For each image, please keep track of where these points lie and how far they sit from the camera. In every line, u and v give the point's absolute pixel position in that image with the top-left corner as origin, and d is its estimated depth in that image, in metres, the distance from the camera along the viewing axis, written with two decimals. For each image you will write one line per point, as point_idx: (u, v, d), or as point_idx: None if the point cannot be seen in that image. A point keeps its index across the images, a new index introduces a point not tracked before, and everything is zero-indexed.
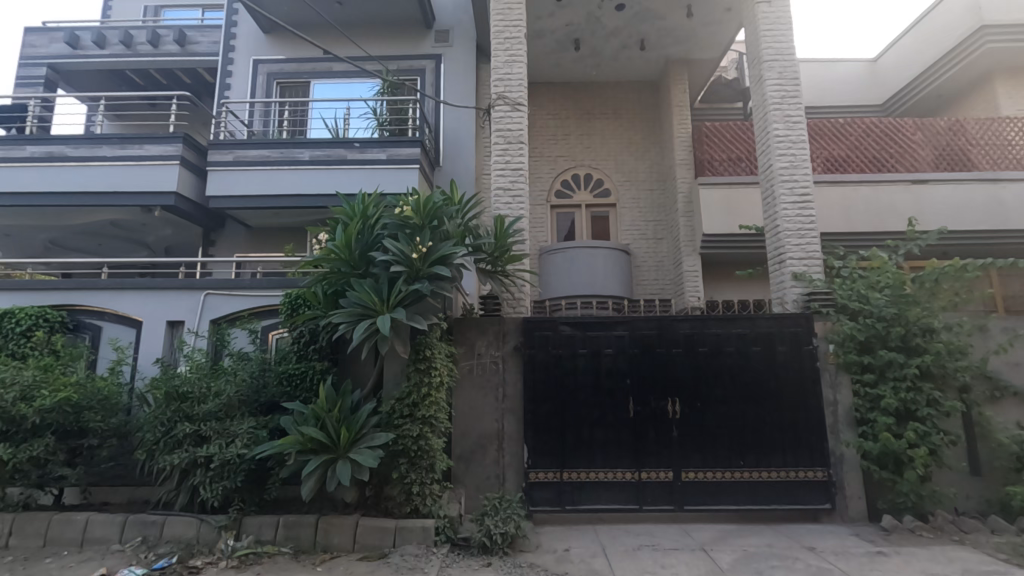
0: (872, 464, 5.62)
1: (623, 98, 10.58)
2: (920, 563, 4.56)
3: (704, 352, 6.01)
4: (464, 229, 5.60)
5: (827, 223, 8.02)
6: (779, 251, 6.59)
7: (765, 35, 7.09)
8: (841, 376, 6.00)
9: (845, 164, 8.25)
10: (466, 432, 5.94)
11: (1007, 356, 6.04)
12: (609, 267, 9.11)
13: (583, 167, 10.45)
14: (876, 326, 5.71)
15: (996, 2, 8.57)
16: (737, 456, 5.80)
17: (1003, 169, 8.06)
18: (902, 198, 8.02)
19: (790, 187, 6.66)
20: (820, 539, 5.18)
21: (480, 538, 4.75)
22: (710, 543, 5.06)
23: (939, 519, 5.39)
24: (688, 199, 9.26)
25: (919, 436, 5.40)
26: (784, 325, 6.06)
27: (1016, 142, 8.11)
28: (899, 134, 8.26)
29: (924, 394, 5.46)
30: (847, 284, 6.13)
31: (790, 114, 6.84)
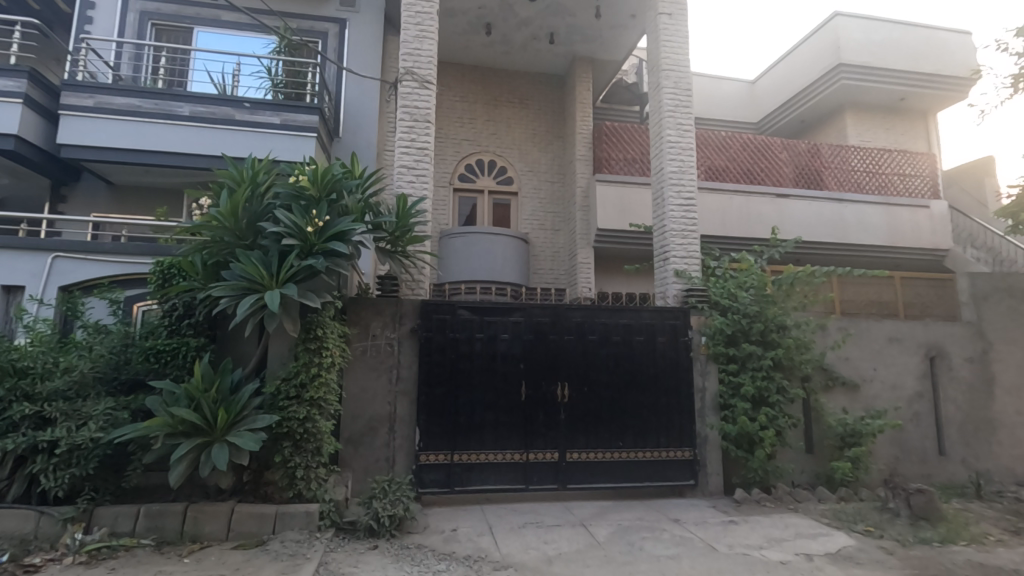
0: (730, 444, 6.31)
1: (530, 89, 10.74)
2: (763, 529, 5.22)
3: (593, 339, 6.33)
4: (365, 206, 5.38)
5: (706, 226, 8.77)
6: (664, 249, 7.10)
7: (664, 45, 7.54)
8: (709, 365, 6.61)
9: (724, 174, 9.08)
10: (357, 414, 5.80)
11: (841, 352, 7.02)
12: (507, 254, 9.26)
13: (488, 154, 10.49)
14: (742, 321, 6.39)
15: (852, 45, 9.81)
16: (617, 438, 6.22)
17: (847, 191, 9.31)
18: (769, 209, 8.98)
19: (678, 190, 7.18)
20: (683, 512, 5.74)
21: (367, 521, 4.67)
22: (590, 519, 5.40)
23: (780, 491, 6.20)
24: (585, 194, 9.65)
25: (769, 419, 6.15)
26: (665, 317, 6.57)
27: (858, 168, 9.41)
28: (769, 152, 9.22)
29: (775, 383, 6.22)
30: (720, 282, 6.77)
31: (682, 122, 7.35)
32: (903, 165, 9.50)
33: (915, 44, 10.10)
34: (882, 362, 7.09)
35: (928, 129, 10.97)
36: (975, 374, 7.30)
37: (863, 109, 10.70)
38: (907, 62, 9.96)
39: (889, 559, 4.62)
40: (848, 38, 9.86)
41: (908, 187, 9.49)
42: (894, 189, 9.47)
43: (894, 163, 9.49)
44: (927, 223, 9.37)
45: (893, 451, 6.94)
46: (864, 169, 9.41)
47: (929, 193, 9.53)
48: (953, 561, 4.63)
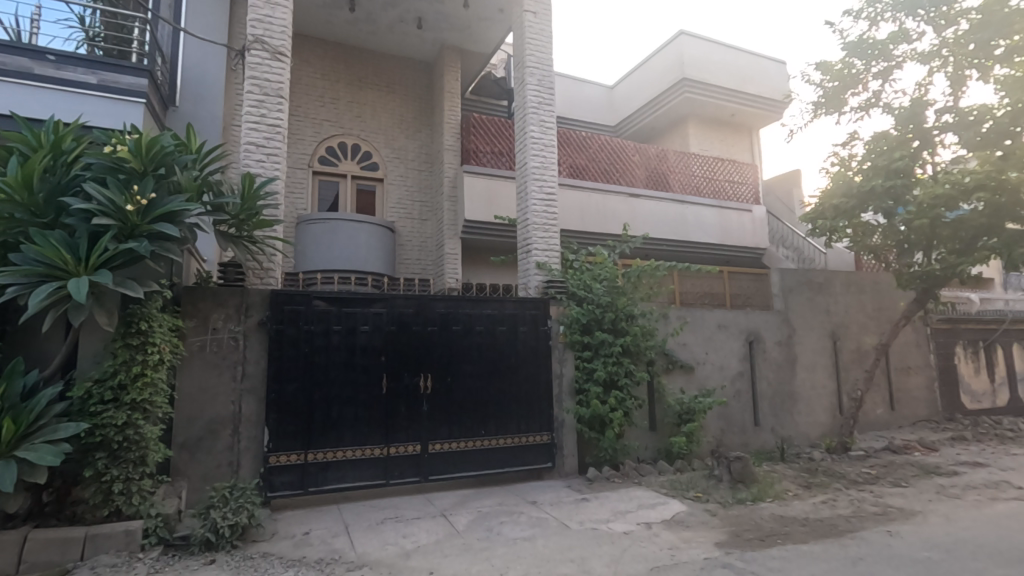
0: (584, 426, 6.72)
1: (397, 74, 10.43)
2: (611, 503, 5.65)
3: (456, 330, 6.34)
4: (202, 184, 4.82)
5: (567, 221, 9.20)
6: (527, 241, 7.31)
7: (529, 42, 7.73)
8: (567, 353, 6.96)
9: (584, 172, 9.60)
10: (194, 416, 5.21)
11: (680, 339, 7.81)
12: (372, 243, 8.91)
13: (352, 137, 9.99)
14: (596, 311, 6.82)
15: (694, 62, 10.89)
16: (479, 426, 6.32)
17: (688, 193, 10.35)
18: (622, 207, 9.67)
19: (540, 185, 7.43)
20: (540, 493, 6.00)
21: (203, 534, 4.22)
22: (450, 509, 5.42)
23: (626, 467, 6.75)
24: (453, 184, 9.62)
25: (618, 401, 6.65)
26: (526, 308, 6.78)
27: (697, 173, 10.49)
28: (623, 155, 9.93)
29: (624, 368, 6.74)
30: (577, 274, 7.15)
31: (544, 119, 7.61)
32: (732, 173, 10.77)
33: (744, 67, 11.48)
34: (712, 346, 8.01)
35: (753, 143, 12.56)
36: (783, 355, 8.55)
37: (702, 121, 11.95)
38: (736, 82, 11.29)
39: (712, 520, 5.25)
40: (690, 56, 10.93)
41: (735, 193, 10.80)
42: (725, 194, 10.72)
43: (725, 171, 10.72)
44: (750, 225, 10.73)
45: (720, 425, 7.90)
46: (702, 174, 10.52)
47: (751, 199, 10.93)
48: (761, 516, 5.39)
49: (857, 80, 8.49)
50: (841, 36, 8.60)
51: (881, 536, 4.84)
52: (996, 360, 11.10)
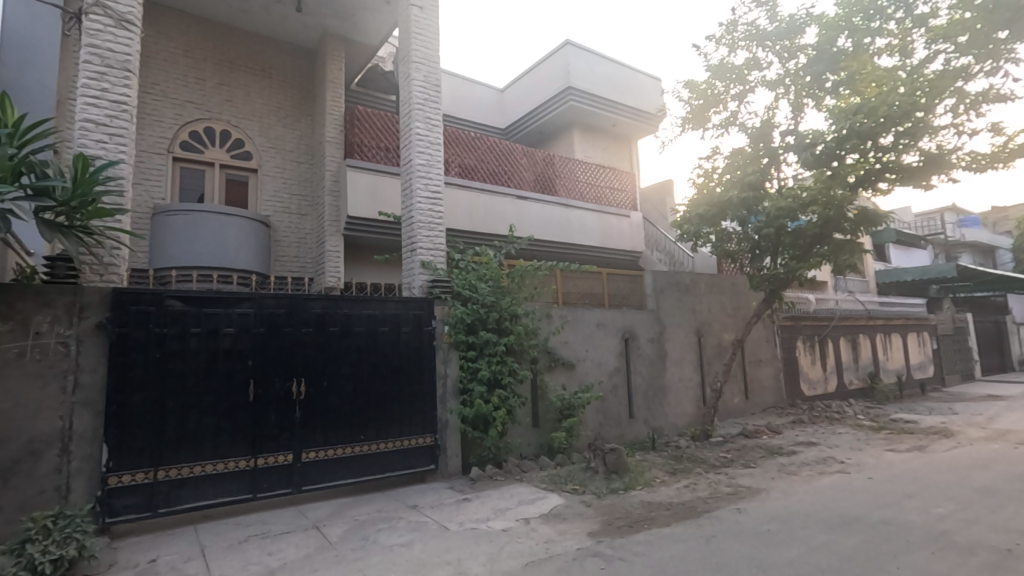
0: (468, 427, 6.71)
1: (274, 58, 9.74)
2: (492, 501, 5.70)
3: (334, 331, 6.03)
4: (20, 164, 4.12)
5: (454, 220, 9.14)
6: (411, 240, 7.13)
7: (415, 37, 7.58)
8: (451, 353, 6.89)
9: (471, 172, 9.61)
10: (8, 437, 4.44)
11: (562, 337, 8.08)
12: (243, 239, 8.23)
13: (220, 122, 9.14)
14: (480, 310, 6.83)
15: (578, 72, 11.35)
16: (358, 431, 6.07)
17: (572, 198, 10.75)
18: (509, 209, 9.82)
19: (425, 183, 7.30)
20: (422, 497, 5.89)
21: (15, 573, 3.58)
22: (324, 520, 5.14)
23: (509, 464, 6.84)
24: (335, 178, 9.18)
25: (501, 400, 6.72)
26: (409, 308, 6.63)
27: (580, 179, 10.94)
28: (510, 157, 10.09)
29: (507, 367, 6.82)
30: (462, 274, 7.11)
31: (430, 117, 7.50)
32: (613, 181, 11.37)
33: (624, 81, 12.18)
34: (592, 344, 8.39)
35: (631, 153, 13.37)
36: (655, 351, 9.18)
37: (586, 129, 12.49)
38: (617, 95, 11.96)
39: (586, 510, 5.49)
40: (575, 66, 11.37)
41: (615, 199, 11.41)
42: (606, 200, 11.30)
43: (606, 178, 11.30)
44: (628, 230, 11.38)
45: (598, 419, 8.29)
46: (585, 180, 10.99)
47: (629, 206, 11.62)
48: (631, 504, 5.73)
49: (718, 100, 9.35)
50: (705, 59, 9.43)
51: (731, 514, 5.35)
52: (828, 351, 12.79)
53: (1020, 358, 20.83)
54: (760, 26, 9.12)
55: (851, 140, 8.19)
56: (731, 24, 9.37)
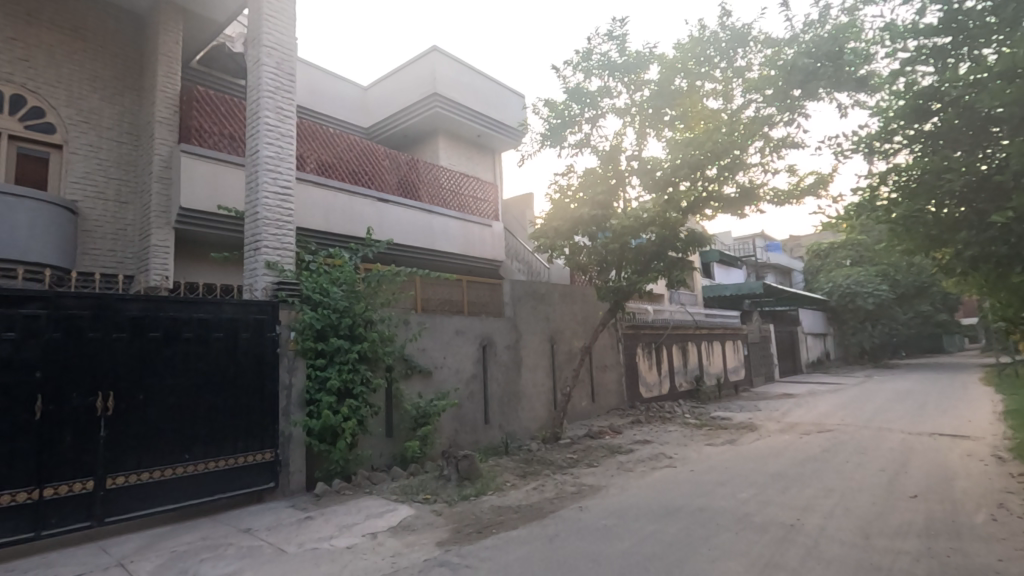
0: (313, 439, 6.29)
1: (90, 19, 8.37)
2: (337, 518, 5.39)
3: (155, 338, 5.29)
4: None
5: (307, 219, 8.57)
6: (255, 238, 6.53)
7: (267, 19, 7.01)
8: (297, 361, 6.42)
9: (329, 169, 9.10)
10: None
11: (419, 344, 7.97)
12: (42, 226, 6.93)
13: (12, 85, 7.59)
14: (331, 316, 6.46)
15: (444, 80, 11.36)
16: (181, 450, 5.38)
17: (435, 204, 10.68)
18: (369, 211, 9.46)
19: (274, 177, 6.75)
20: (257, 519, 5.39)
21: None
22: (132, 555, 4.46)
23: (358, 477, 6.54)
24: (166, 164, 8.10)
25: (352, 410, 6.40)
26: (250, 311, 6.05)
27: (444, 185, 10.93)
28: (372, 158, 9.75)
29: (359, 375, 6.52)
30: (313, 277, 6.67)
31: (281, 107, 6.97)
32: (476, 190, 11.51)
33: (489, 94, 12.46)
34: (450, 351, 8.38)
35: (495, 165, 13.67)
36: (510, 357, 9.43)
37: (451, 137, 12.52)
38: (481, 107, 12.17)
39: (436, 520, 5.44)
40: (441, 73, 11.37)
41: (478, 208, 11.55)
42: (469, 208, 11.39)
43: (470, 187, 11.40)
44: (490, 239, 11.54)
45: (453, 426, 8.28)
46: (448, 187, 11.00)
47: (492, 216, 11.83)
48: (481, 509, 5.80)
49: (574, 121, 9.96)
50: (563, 81, 10.01)
51: (574, 512, 5.65)
52: (662, 357, 14.20)
53: (807, 361, 25.03)
54: (611, 57, 9.91)
55: (684, 169, 9.22)
56: (586, 52, 10.09)
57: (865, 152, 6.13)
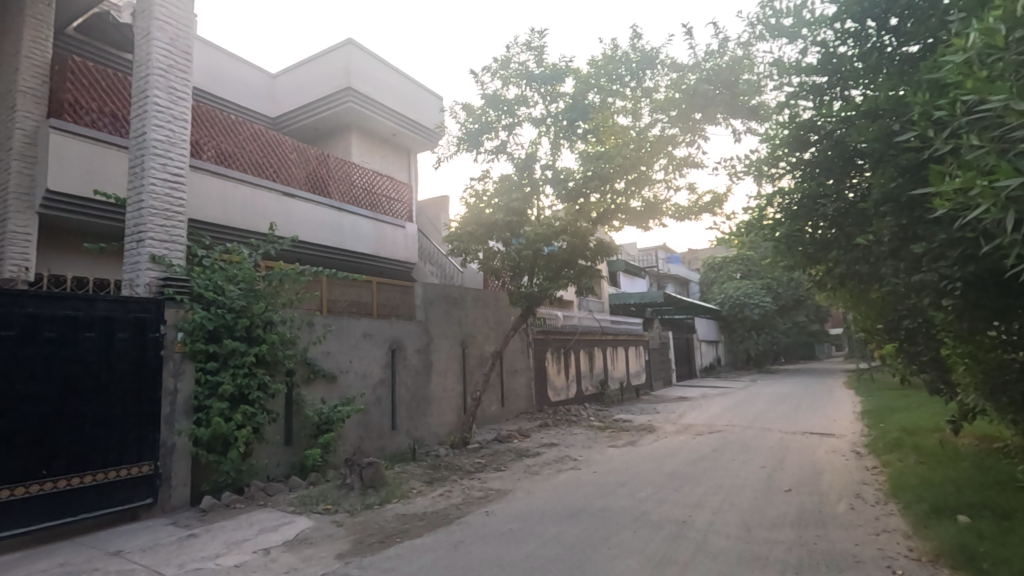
0: (201, 450, 5.80)
1: None
2: (225, 534, 5.00)
3: (8, 337, 4.64)
4: None
5: (201, 211, 7.92)
6: (139, 228, 5.92)
7: None
8: (185, 364, 5.89)
9: (229, 159, 8.48)
10: None
11: (323, 347, 7.61)
12: None
13: None
14: (226, 316, 6.00)
15: (359, 74, 10.99)
16: (38, 466, 4.75)
17: (345, 202, 10.29)
18: (272, 205, 8.92)
19: (163, 162, 6.17)
20: (131, 539, 4.87)
21: None
22: None
23: (251, 489, 6.11)
24: (30, 140, 7.13)
25: (246, 417, 5.97)
26: (129, 309, 5.47)
27: (356, 183, 10.56)
28: (277, 150, 9.20)
29: (256, 379, 6.10)
30: (206, 274, 6.16)
31: (175, 87, 6.39)
32: (390, 189, 11.23)
33: (406, 93, 12.23)
34: (356, 355, 8.08)
35: (411, 165, 13.40)
36: (420, 362, 9.27)
37: (365, 134, 12.13)
38: (398, 105, 11.90)
39: (336, 531, 5.21)
40: (356, 67, 10.99)
41: (391, 209, 11.26)
42: (382, 208, 11.06)
43: (383, 186, 11.09)
44: (403, 241, 11.27)
45: (358, 432, 7.98)
46: (360, 185, 10.64)
47: (406, 217, 11.56)
48: (385, 518, 5.63)
49: (491, 127, 10.02)
50: (481, 87, 10.07)
51: (481, 517, 5.64)
52: (570, 362, 14.62)
53: (700, 366, 26.87)
54: (528, 67, 10.10)
55: (595, 181, 9.56)
56: (504, 60, 10.20)
57: (755, 175, 6.71)
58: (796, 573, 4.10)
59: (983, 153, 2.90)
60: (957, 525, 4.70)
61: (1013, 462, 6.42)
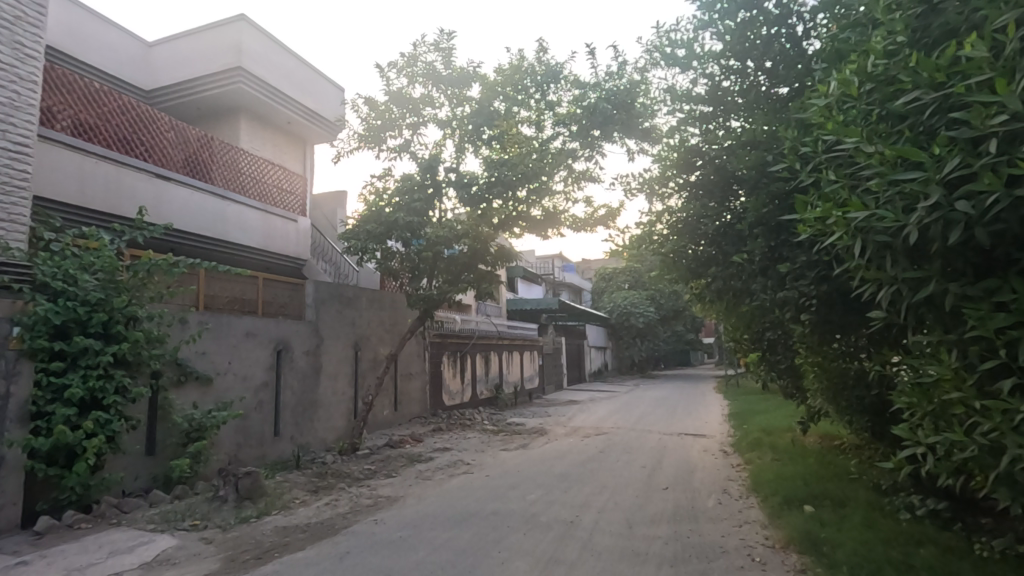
0: (38, 463, 5.02)
1: None
2: (66, 560, 4.37)
3: None
4: None
5: (52, 189, 6.91)
6: None
7: None
8: (22, 364, 5.09)
9: (91, 132, 7.48)
10: None
11: (197, 347, 6.94)
12: None
13: None
14: (78, 310, 5.26)
15: (252, 54, 10.22)
16: None
17: (231, 190, 9.49)
18: (142, 187, 7.98)
19: (3, 129, 5.30)
20: None
21: None
22: None
23: (102, 506, 5.40)
24: None
25: (99, 424, 5.29)
26: None
27: (244, 171, 9.79)
28: (151, 126, 8.27)
29: (113, 382, 5.41)
30: (54, 260, 5.37)
31: (21, 42, 5.51)
32: (281, 180, 10.53)
33: (304, 79, 11.55)
34: (236, 356, 7.45)
35: (306, 156, 12.69)
36: (309, 364, 8.76)
37: (256, 119, 11.29)
38: (294, 91, 11.21)
39: (205, 549, 4.76)
40: (248, 46, 10.21)
41: (283, 200, 10.55)
42: (273, 200, 10.34)
43: (274, 176, 10.37)
44: (294, 236, 10.60)
45: (235, 440, 7.36)
46: (249, 173, 9.88)
47: (298, 211, 10.89)
48: (262, 532, 5.23)
49: (395, 125, 9.78)
50: (386, 82, 9.78)
51: (369, 526, 5.43)
52: (466, 366, 14.60)
53: (590, 371, 28.09)
54: (436, 68, 9.98)
55: (498, 187, 9.66)
56: (411, 57, 10.01)
57: (647, 194, 7.16)
58: (671, 565, 4.39)
59: (839, 187, 3.31)
60: (804, 514, 5.31)
61: (847, 457, 7.39)
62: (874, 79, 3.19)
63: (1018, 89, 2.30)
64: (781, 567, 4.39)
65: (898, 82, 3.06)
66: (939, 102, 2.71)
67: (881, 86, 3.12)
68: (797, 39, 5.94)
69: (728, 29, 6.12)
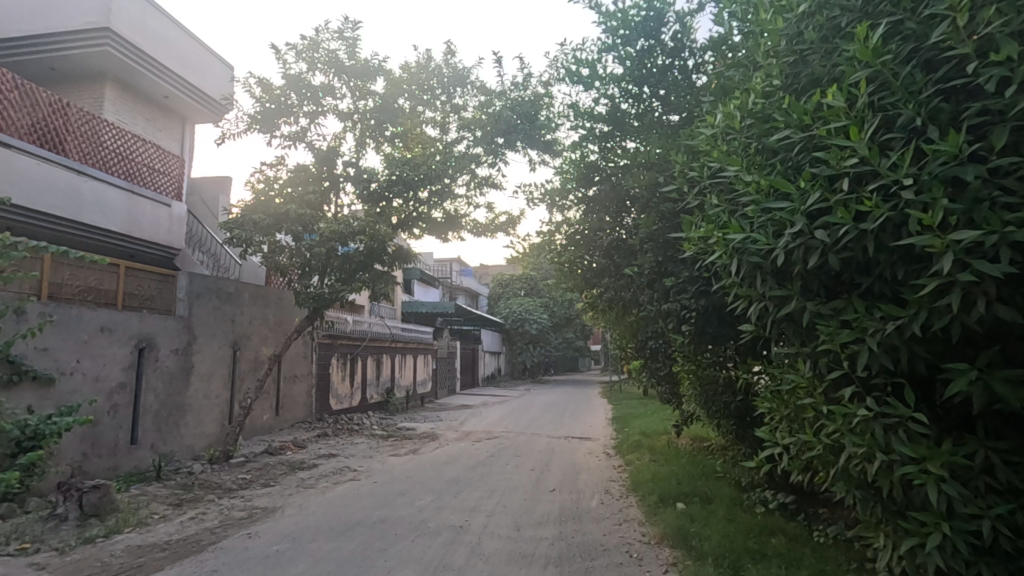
0: None
1: None
2: None
3: None
4: None
5: None
6: None
7: None
8: None
9: None
10: None
11: (36, 341, 6.05)
12: None
13: None
14: None
15: (125, 16, 9.08)
16: None
17: (89, 165, 8.35)
18: None
19: None
20: None
21: None
22: None
23: None
24: None
25: None
26: None
27: (106, 145, 8.67)
28: None
29: None
30: None
31: None
32: (153, 158, 9.47)
33: (187, 50, 10.45)
34: (88, 353, 6.58)
35: (185, 134, 11.52)
36: (177, 364, 7.92)
37: (124, 87, 10.06)
38: (175, 64, 10.14)
39: None
40: (122, 7, 9.06)
41: (154, 181, 9.49)
42: (141, 179, 9.25)
43: (145, 154, 9.31)
44: (167, 221, 9.54)
45: (81, 448, 6.48)
46: (113, 147, 8.78)
47: (172, 194, 9.83)
48: (110, 553, 4.62)
49: (290, 111, 9.22)
50: (281, 65, 9.18)
51: (241, 540, 5.01)
52: (357, 369, 14.04)
53: (483, 375, 28.21)
54: (338, 57, 9.55)
55: (398, 186, 9.42)
56: (312, 42, 9.51)
57: (548, 204, 7.37)
58: (556, 565, 4.53)
59: (721, 210, 3.65)
60: (676, 511, 5.73)
61: (714, 458, 8.08)
62: (753, 116, 3.58)
63: (866, 136, 2.67)
64: (655, 560, 4.70)
65: (773, 121, 3.44)
66: (805, 142, 3.07)
67: (759, 123, 3.52)
68: (687, 72, 6.50)
69: (629, 55, 6.49)
